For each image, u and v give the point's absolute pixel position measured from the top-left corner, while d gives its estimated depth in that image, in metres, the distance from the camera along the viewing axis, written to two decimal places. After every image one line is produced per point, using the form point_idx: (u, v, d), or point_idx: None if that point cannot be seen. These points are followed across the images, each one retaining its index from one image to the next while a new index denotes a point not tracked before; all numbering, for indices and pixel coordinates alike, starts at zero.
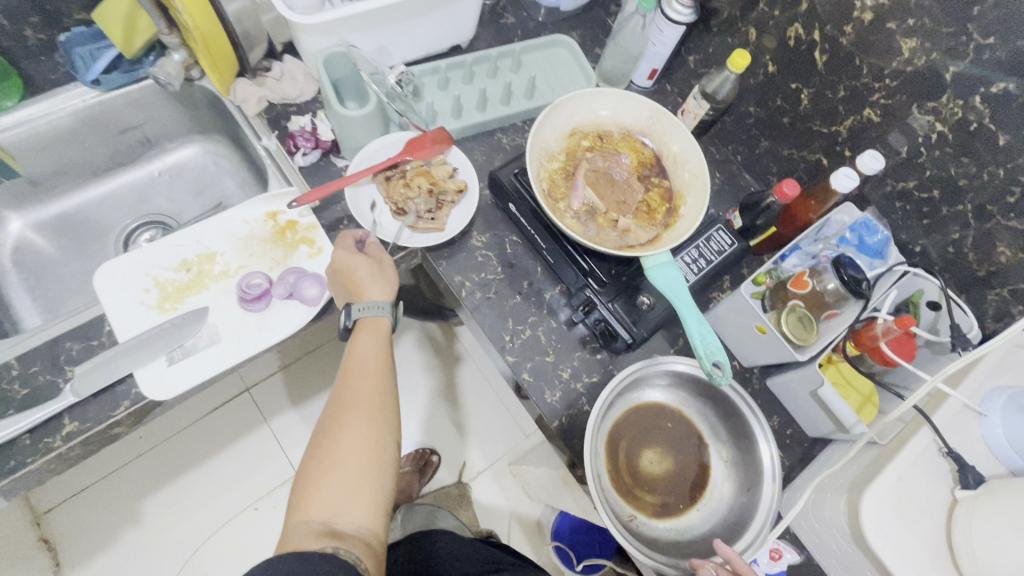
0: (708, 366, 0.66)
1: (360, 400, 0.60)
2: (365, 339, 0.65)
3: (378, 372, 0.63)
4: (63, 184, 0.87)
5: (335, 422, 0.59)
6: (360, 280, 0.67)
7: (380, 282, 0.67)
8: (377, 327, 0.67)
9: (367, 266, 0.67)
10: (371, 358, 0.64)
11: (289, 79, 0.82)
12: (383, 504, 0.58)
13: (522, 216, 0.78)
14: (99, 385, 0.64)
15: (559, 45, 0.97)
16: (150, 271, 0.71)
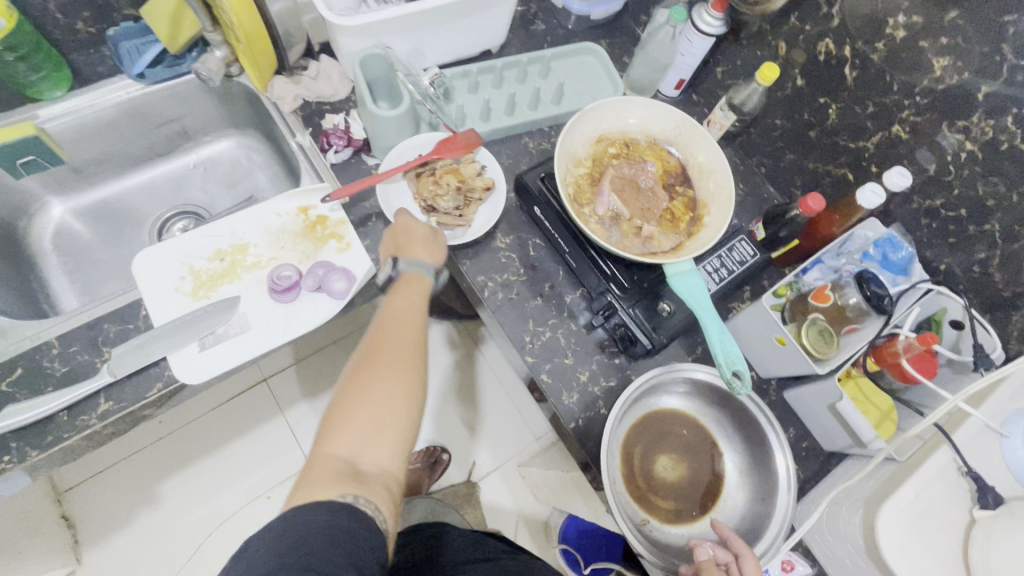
0: (727, 374, 0.66)
1: (394, 350, 0.60)
2: (403, 295, 0.66)
3: (413, 330, 0.63)
4: (103, 172, 0.91)
5: (366, 368, 0.58)
6: (413, 237, 0.71)
7: (431, 243, 0.71)
8: (416, 287, 0.67)
9: (423, 233, 0.71)
10: (408, 313, 0.64)
11: (324, 78, 0.85)
12: (404, 456, 0.56)
13: (546, 220, 0.79)
14: (134, 367, 0.66)
15: (588, 53, 0.98)
16: (186, 260, 0.74)
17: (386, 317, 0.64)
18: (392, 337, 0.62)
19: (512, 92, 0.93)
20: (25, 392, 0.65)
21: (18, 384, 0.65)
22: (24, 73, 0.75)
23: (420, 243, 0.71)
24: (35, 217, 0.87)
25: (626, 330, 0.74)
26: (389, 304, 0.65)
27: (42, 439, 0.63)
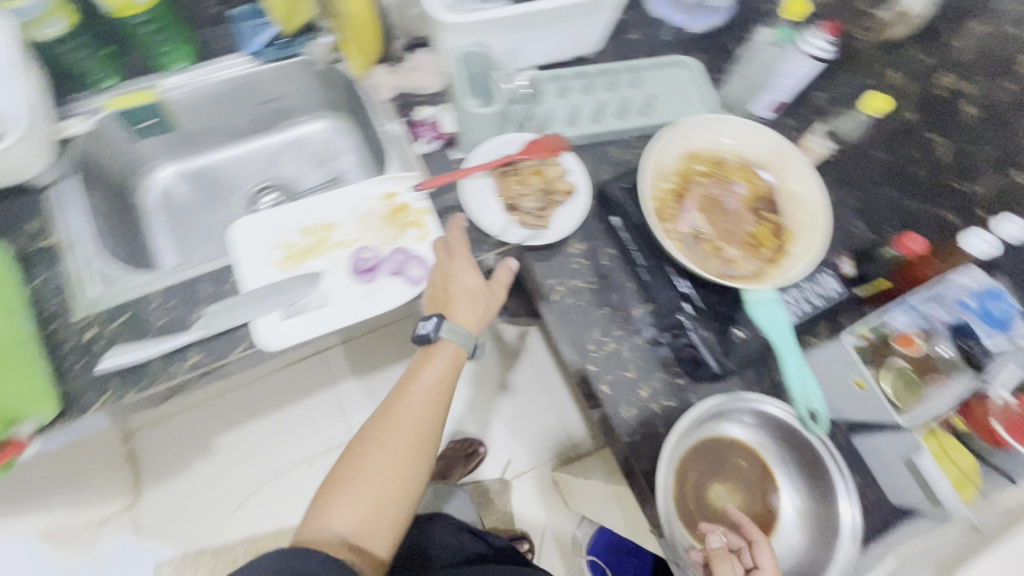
0: (803, 410, 0.70)
1: (405, 428, 0.64)
2: (431, 369, 0.68)
3: (429, 409, 0.66)
4: (208, 142, 0.97)
5: (374, 442, 0.63)
6: (466, 294, 0.71)
7: (478, 311, 0.71)
8: (444, 362, 0.69)
9: (472, 287, 0.71)
10: (428, 390, 0.67)
11: (421, 71, 0.87)
12: (402, 520, 0.62)
13: (625, 231, 0.79)
14: (224, 326, 0.71)
15: (680, 66, 0.96)
16: (279, 232, 0.78)
17: (408, 392, 0.67)
18: (407, 414, 0.65)
19: (600, 99, 0.93)
20: (127, 337, 0.71)
21: (122, 328, 0.71)
22: (156, 45, 0.82)
23: (467, 303, 0.72)
24: (144, 177, 0.94)
25: (694, 351, 0.73)
26: (414, 374, 0.68)
27: (137, 382, 0.69)
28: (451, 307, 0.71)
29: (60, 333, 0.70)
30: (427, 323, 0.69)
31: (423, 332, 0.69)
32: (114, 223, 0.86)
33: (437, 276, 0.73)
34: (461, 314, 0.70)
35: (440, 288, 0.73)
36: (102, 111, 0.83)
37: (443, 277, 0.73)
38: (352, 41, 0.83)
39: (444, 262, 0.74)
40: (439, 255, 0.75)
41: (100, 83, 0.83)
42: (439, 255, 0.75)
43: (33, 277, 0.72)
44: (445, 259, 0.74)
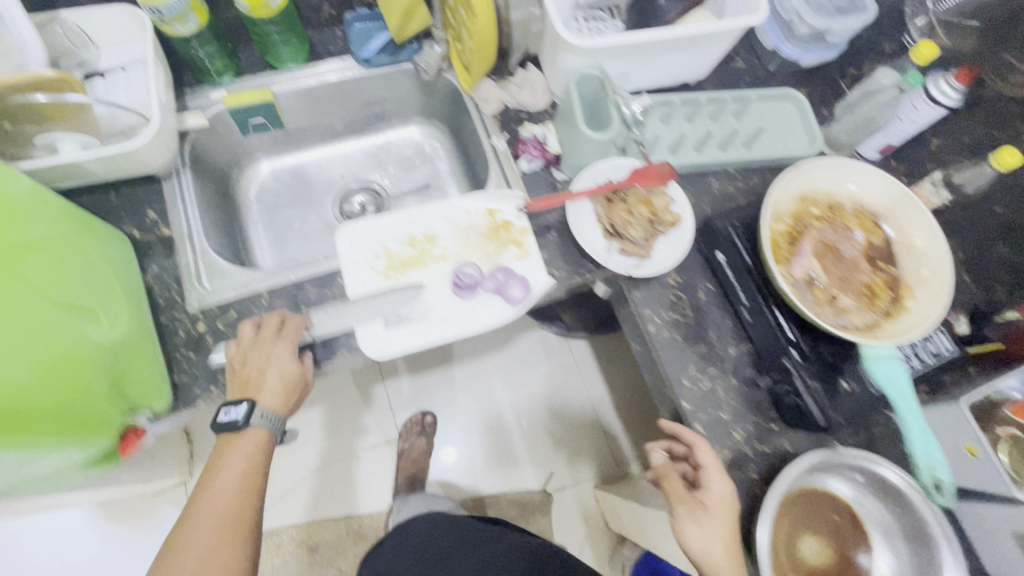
0: (928, 480, 0.71)
1: (203, 529, 0.60)
2: (234, 456, 0.64)
3: (235, 502, 0.62)
4: (306, 140, 0.98)
5: (180, 537, 0.59)
6: (258, 376, 0.66)
7: (288, 392, 0.67)
8: (249, 451, 0.65)
9: (278, 377, 0.67)
10: (229, 486, 0.62)
11: (529, 88, 0.87)
12: None
13: (730, 269, 0.78)
14: (336, 329, 0.73)
15: (785, 99, 0.94)
16: (383, 240, 0.78)
17: (209, 486, 0.62)
18: (205, 516, 0.60)
19: (704, 128, 0.91)
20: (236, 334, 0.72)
21: (232, 324, 0.72)
22: (274, 41, 0.82)
23: (274, 387, 0.67)
24: (244, 169, 0.95)
25: (796, 400, 0.71)
26: (216, 464, 0.64)
27: None
28: (261, 393, 0.66)
29: (173, 324, 0.71)
30: (237, 409, 0.64)
31: (226, 417, 0.64)
32: (218, 216, 0.88)
33: (252, 354, 0.67)
34: (263, 396, 0.66)
35: (247, 370, 0.66)
36: (218, 106, 0.84)
37: (265, 363, 0.66)
38: (466, 54, 0.83)
39: (257, 347, 0.67)
40: (255, 340, 0.68)
41: (217, 76, 0.83)
42: (253, 342, 0.68)
43: (149, 267, 0.73)
44: (255, 337, 0.68)
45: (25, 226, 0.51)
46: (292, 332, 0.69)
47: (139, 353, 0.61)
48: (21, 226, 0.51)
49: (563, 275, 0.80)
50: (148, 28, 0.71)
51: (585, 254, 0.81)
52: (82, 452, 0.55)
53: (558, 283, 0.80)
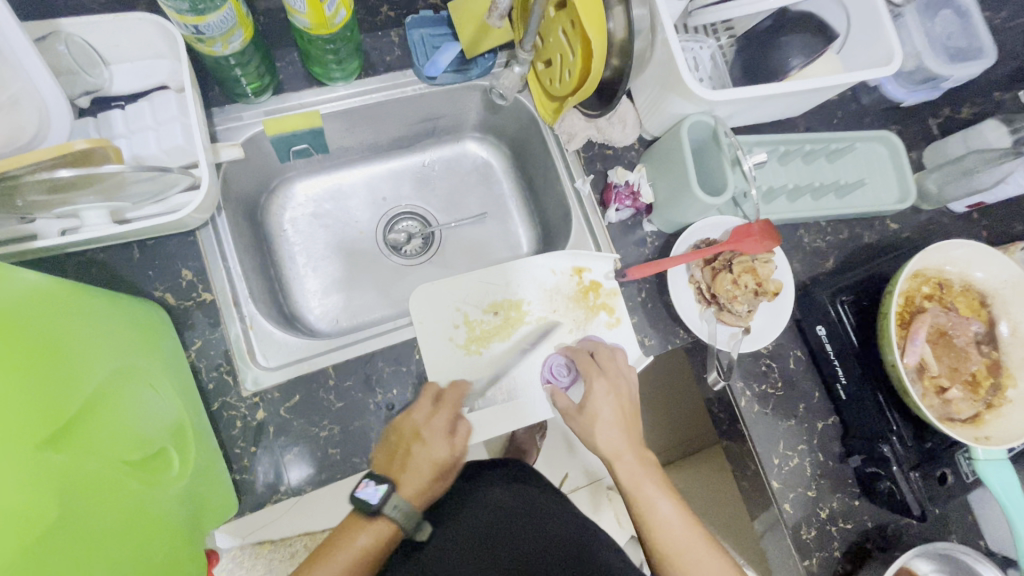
0: None
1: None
2: (359, 536, 0.60)
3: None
4: (345, 158, 0.84)
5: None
6: (406, 459, 0.61)
7: (432, 471, 0.63)
8: (374, 533, 0.60)
9: (425, 459, 0.62)
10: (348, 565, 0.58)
11: (620, 122, 0.76)
12: None
13: (830, 344, 0.75)
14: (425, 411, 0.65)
15: (879, 142, 0.84)
16: (462, 306, 0.70)
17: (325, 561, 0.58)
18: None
19: (797, 174, 0.82)
20: (301, 422, 0.63)
21: (295, 410, 0.63)
22: (325, 56, 0.68)
23: (421, 472, 0.62)
24: (275, 193, 0.81)
25: (891, 487, 0.69)
26: (336, 538, 0.60)
27: (316, 474, 0.62)
28: (402, 475, 0.61)
29: (227, 412, 0.61)
30: (377, 490, 0.60)
31: (364, 496, 0.60)
32: (254, 258, 0.74)
33: (404, 427, 0.62)
34: (405, 483, 0.61)
35: (397, 444, 0.62)
36: (254, 129, 0.69)
37: (410, 439, 0.62)
38: (556, 81, 0.71)
39: (406, 423, 0.62)
40: (411, 413, 0.63)
41: (253, 96, 0.68)
42: (410, 412, 0.63)
43: (191, 342, 0.62)
44: (412, 410, 0.63)
45: (77, 377, 0.39)
46: (451, 402, 0.64)
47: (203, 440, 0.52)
48: (71, 381, 0.38)
49: (655, 344, 0.74)
50: (181, 47, 0.55)
51: (677, 320, 0.75)
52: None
53: (650, 353, 0.74)
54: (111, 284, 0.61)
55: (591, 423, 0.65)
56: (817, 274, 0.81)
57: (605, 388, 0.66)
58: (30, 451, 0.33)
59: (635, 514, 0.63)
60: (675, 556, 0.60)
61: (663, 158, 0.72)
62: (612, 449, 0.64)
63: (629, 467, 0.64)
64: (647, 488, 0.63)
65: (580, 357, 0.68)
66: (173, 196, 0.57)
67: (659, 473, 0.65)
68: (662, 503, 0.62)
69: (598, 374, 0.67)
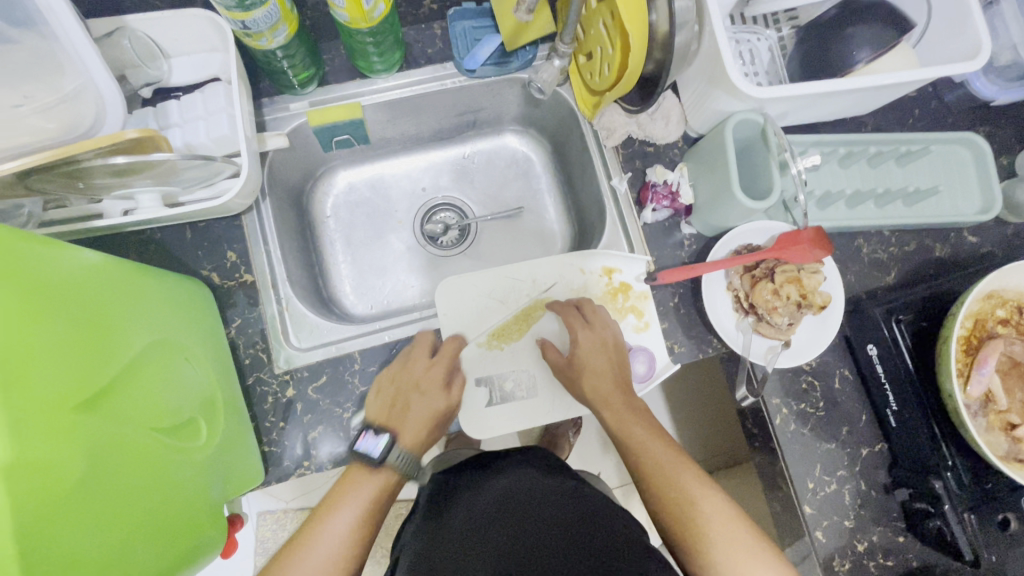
0: None
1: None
2: (353, 497, 0.57)
3: (342, 550, 0.54)
4: (387, 149, 0.86)
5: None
6: (403, 408, 0.62)
7: (435, 422, 0.63)
8: (376, 483, 0.59)
9: (422, 406, 0.63)
10: (341, 534, 0.55)
11: (663, 118, 0.72)
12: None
13: (882, 367, 0.69)
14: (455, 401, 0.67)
15: (961, 145, 0.75)
16: (486, 301, 0.71)
17: (315, 535, 0.55)
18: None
19: (859, 178, 0.75)
20: (328, 402, 0.65)
21: (322, 390, 0.66)
22: (366, 49, 0.69)
23: (419, 419, 0.62)
24: (320, 180, 0.84)
25: (942, 527, 0.63)
26: (331, 505, 0.57)
27: (337, 453, 0.64)
28: (404, 422, 0.62)
29: (261, 388, 0.65)
30: (376, 442, 0.59)
31: (364, 449, 0.60)
32: (297, 242, 0.78)
33: (401, 380, 0.64)
34: (405, 428, 0.61)
35: (397, 394, 0.63)
36: (299, 119, 0.72)
37: (405, 388, 0.63)
38: (596, 75, 0.69)
39: (400, 376, 0.64)
40: (399, 368, 0.64)
41: (299, 87, 0.71)
42: (404, 367, 0.64)
43: (232, 320, 0.66)
44: (407, 363, 0.65)
45: (114, 349, 0.42)
46: (447, 358, 0.66)
47: (230, 410, 0.56)
48: (108, 353, 0.42)
49: (685, 352, 0.71)
50: (230, 41, 0.58)
51: (711, 329, 0.71)
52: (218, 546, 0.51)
53: (679, 360, 0.71)
54: (166, 261, 0.66)
55: (588, 372, 0.63)
56: (874, 289, 0.75)
57: (597, 336, 0.66)
58: (68, 414, 0.36)
59: (625, 452, 0.59)
60: (681, 504, 0.53)
61: (706, 157, 0.68)
62: (601, 394, 0.62)
63: (616, 409, 0.61)
64: (637, 430, 0.59)
65: (562, 307, 0.68)
66: (219, 182, 0.61)
67: (651, 417, 0.61)
68: (664, 452, 0.57)
69: (582, 323, 0.66)
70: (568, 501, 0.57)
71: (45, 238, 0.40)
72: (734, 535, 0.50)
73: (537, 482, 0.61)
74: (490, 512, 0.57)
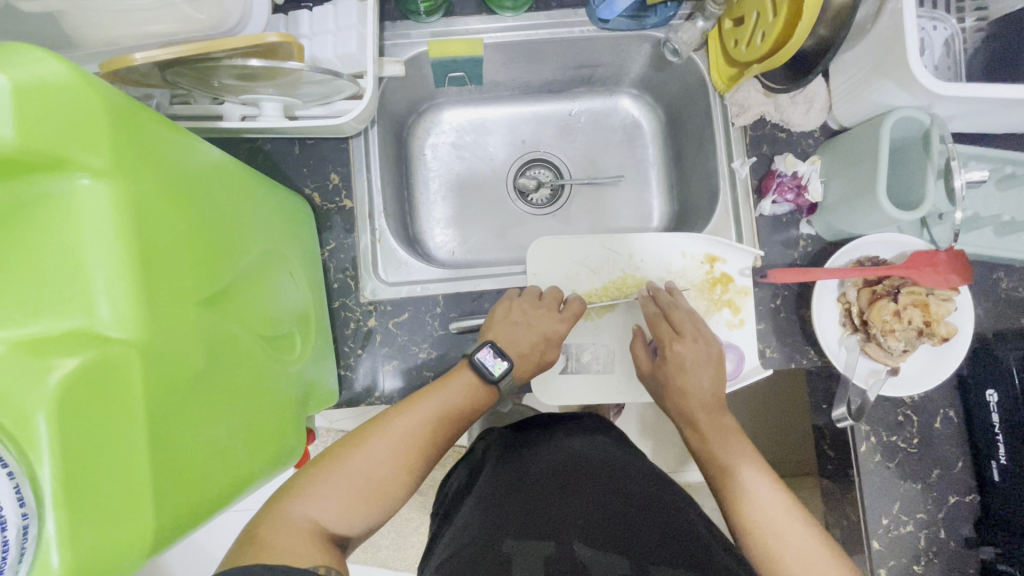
0: None
1: (384, 460, 0.51)
2: (443, 391, 0.56)
3: (423, 437, 0.53)
4: (494, 93, 0.83)
5: (346, 458, 0.51)
6: (521, 347, 0.60)
7: (535, 369, 0.62)
8: (470, 389, 0.57)
9: (534, 345, 0.61)
10: (423, 423, 0.54)
11: (806, 102, 0.66)
12: (387, 480, 0.51)
13: (998, 415, 0.62)
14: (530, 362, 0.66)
15: None
16: (579, 267, 0.68)
17: (400, 417, 0.54)
18: (378, 457, 0.51)
19: (1018, 204, 0.66)
20: (405, 339, 0.66)
21: (401, 326, 0.66)
22: None
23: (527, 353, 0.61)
24: (423, 116, 0.83)
25: None
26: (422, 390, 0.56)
27: (407, 388, 0.65)
28: (518, 358, 0.60)
29: (344, 313, 0.66)
30: (496, 363, 0.57)
31: (482, 363, 0.57)
32: (393, 174, 0.77)
33: (531, 318, 0.61)
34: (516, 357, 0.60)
35: (521, 324, 0.61)
36: (418, 48, 0.70)
37: (529, 327, 0.61)
38: (741, 45, 0.63)
39: (526, 316, 0.61)
40: (526, 307, 0.62)
41: (424, 15, 0.69)
42: (532, 310, 0.62)
43: (326, 242, 0.66)
44: (536, 307, 0.62)
45: (230, 249, 0.42)
46: (572, 314, 0.63)
47: (317, 327, 0.56)
48: (226, 252, 0.42)
49: (777, 358, 0.67)
50: None
51: (810, 339, 0.66)
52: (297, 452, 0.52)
53: (769, 366, 0.67)
54: (272, 173, 0.66)
55: (676, 390, 0.59)
56: (1005, 330, 0.67)
57: (692, 351, 0.59)
58: (191, 307, 0.36)
59: (713, 480, 0.54)
60: (765, 537, 0.48)
61: (848, 152, 0.61)
62: (684, 411, 0.59)
63: (704, 433, 0.57)
64: (720, 453, 0.55)
65: (653, 320, 0.63)
66: (337, 101, 0.60)
67: (744, 441, 0.56)
68: (751, 476, 0.52)
69: (672, 336, 0.61)
70: (648, 485, 0.55)
71: (181, 127, 0.40)
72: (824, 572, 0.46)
73: (613, 458, 0.58)
74: (560, 478, 0.55)
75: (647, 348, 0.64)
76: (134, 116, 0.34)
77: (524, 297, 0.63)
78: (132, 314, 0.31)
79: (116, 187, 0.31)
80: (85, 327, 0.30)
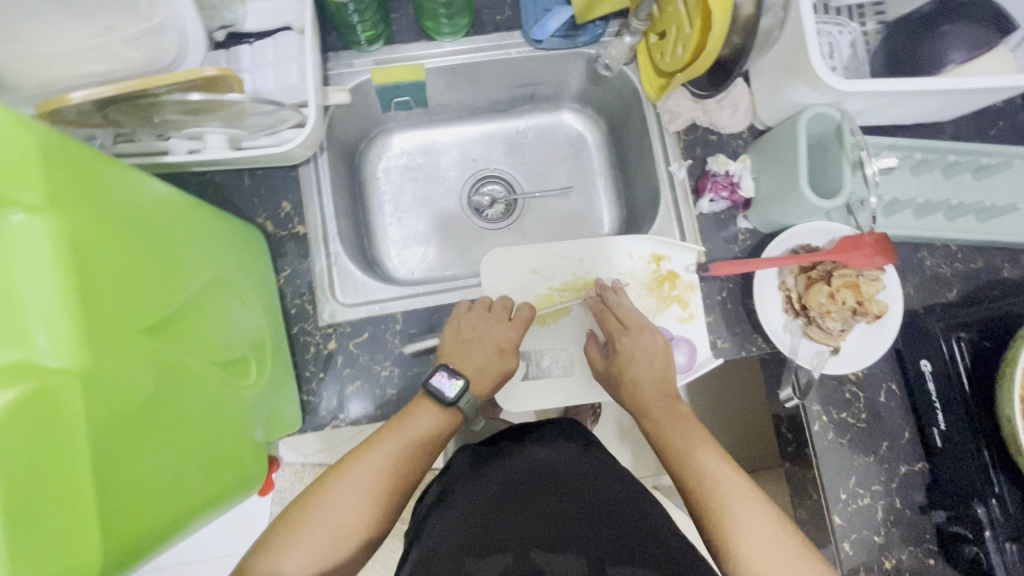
0: None
1: (349, 509, 0.53)
2: (402, 431, 0.57)
3: (386, 478, 0.55)
4: (441, 116, 0.86)
5: (313, 506, 0.52)
6: (476, 362, 0.63)
7: (497, 381, 0.64)
8: (429, 418, 0.59)
9: (488, 357, 0.63)
10: (384, 465, 0.55)
11: (731, 106, 0.70)
12: (355, 523, 0.52)
13: (933, 383, 0.66)
14: None
15: None
16: (535, 273, 0.70)
17: (364, 457, 0.55)
18: (343, 501, 0.53)
19: (930, 187, 0.71)
20: (366, 359, 0.66)
21: (361, 346, 0.66)
22: (437, 10, 0.69)
23: (482, 363, 0.63)
24: (374, 142, 0.85)
25: (978, 554, 0.60)
26: (384, 429, 0.58)
27: (371, 410, 0.65)
28: (474, 376, 0.63)
29: (304, 338, 0.66)
30: (452, 383, 0.60)
31: (437, 386, 0.60)
32: (348, 199, 0.79)
33: (482, 334, 0.64)
34: (473, 372, 0.63)
35: (471, 341, 0.63)
36: (362, 76, 0.72)
37: (480, 342, 0.63)
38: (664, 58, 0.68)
39: (477, 332, 0.64)
40: (476, 322, 0.65)
41: (365, 44, 0.71)
42: (481, 323, 0.65)
43: (281, 268, 0.67)
44: (484, 319, 0.65)
45: (176, 279, 0.43)
46: (521, 321, 0.65)
47: (271, 353, 0.56)
48: (172, 283, 0.42)
49: (728, 347, 0.70)
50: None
51: (756, 327, 0.69)
52: (258, 471, 0.52)
53: (721, 356, 0.70)
54: (222, 205, 0.67)
55: (629, 382, 0.61)
56: (934, 304, 0.71)
57: (642, 342, 0.63)
58: (135, 338, 0.37)
59: (670, 463, 0.56)
60: (720, 517, 0.50)
61: (771, 149, 0.66)
62: (640, 404, 0.61)
63: (657, 422, 0.59)
64: (676, 440, 0.57)
65: (601, 315, 0.66)
66: (283, 131, 0.61)
67: (697, 427, 0.58)
68: (707, 460, 0.54)
69: (620, 330, 0.64)
70: (612, 485, 0.57)
71: (123, 163, 0.40)
72: (780, 551, 0.48)
73: (579, 462, 0.60)
74: (526, 486, 0.56)
75: (600, 348, 0.66)
76: (71, 152, 0.34)
77: (474, 310, 0.66)
78: (72, 344, 0.32)
79: (55, 224, 0.32)
80: (23, 359, 0.31)
